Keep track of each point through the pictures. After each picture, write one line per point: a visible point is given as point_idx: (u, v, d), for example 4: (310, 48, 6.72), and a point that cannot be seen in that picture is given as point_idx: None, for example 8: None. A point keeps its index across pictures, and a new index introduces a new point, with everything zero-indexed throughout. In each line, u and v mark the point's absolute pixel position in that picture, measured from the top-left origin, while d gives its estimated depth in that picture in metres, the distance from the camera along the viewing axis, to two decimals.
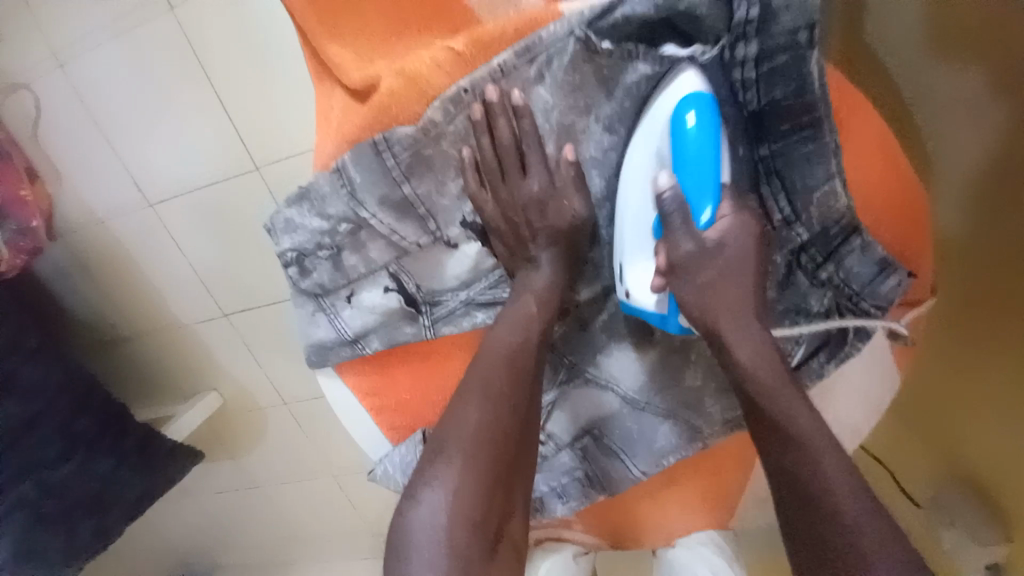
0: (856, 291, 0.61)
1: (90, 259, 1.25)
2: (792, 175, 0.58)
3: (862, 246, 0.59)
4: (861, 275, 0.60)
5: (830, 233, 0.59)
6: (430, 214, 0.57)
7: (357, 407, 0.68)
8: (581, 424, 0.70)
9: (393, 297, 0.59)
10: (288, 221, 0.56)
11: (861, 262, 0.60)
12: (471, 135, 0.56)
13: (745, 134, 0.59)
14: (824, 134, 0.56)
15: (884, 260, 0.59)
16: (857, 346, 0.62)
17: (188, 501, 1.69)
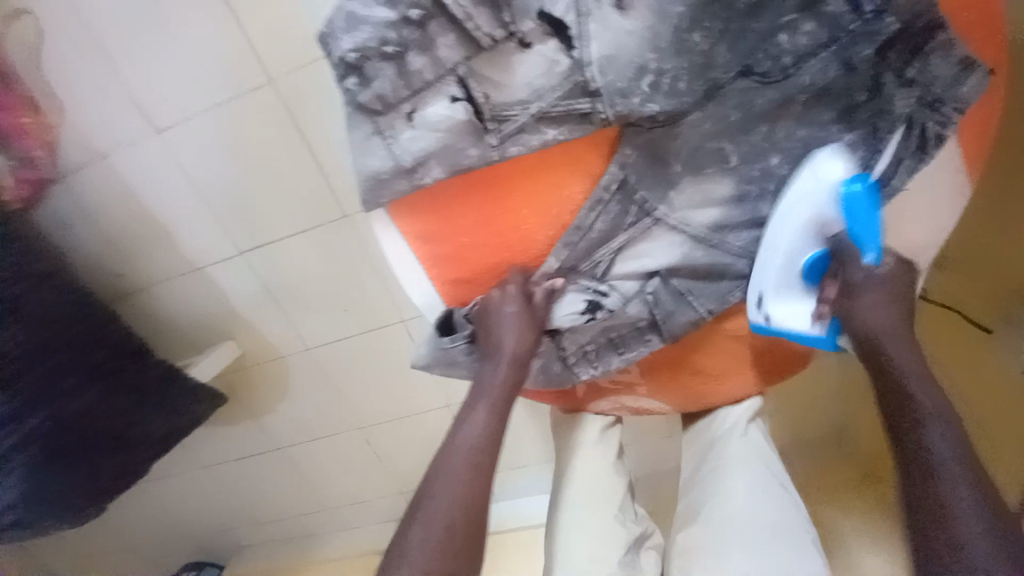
0: (938, 96, 0.52)
1: (98, 201, 1.18)
2: None
3: (945, 43, 0.51)
4: (942, 77, 0.52)
5: (915, 28, 0.51)
6: (505, 3, 0.50)
7: (411, 258, 0.65)
8: (649, 269, 0.64)
9: (461, 107, 0.54)
10: (349, 17, 0.52)
11: (943, 62, 0.51)
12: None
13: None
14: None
15: (968, 57, 0.51)
16: (930, 157, 0.54)
17: (197, 478, 1.57)
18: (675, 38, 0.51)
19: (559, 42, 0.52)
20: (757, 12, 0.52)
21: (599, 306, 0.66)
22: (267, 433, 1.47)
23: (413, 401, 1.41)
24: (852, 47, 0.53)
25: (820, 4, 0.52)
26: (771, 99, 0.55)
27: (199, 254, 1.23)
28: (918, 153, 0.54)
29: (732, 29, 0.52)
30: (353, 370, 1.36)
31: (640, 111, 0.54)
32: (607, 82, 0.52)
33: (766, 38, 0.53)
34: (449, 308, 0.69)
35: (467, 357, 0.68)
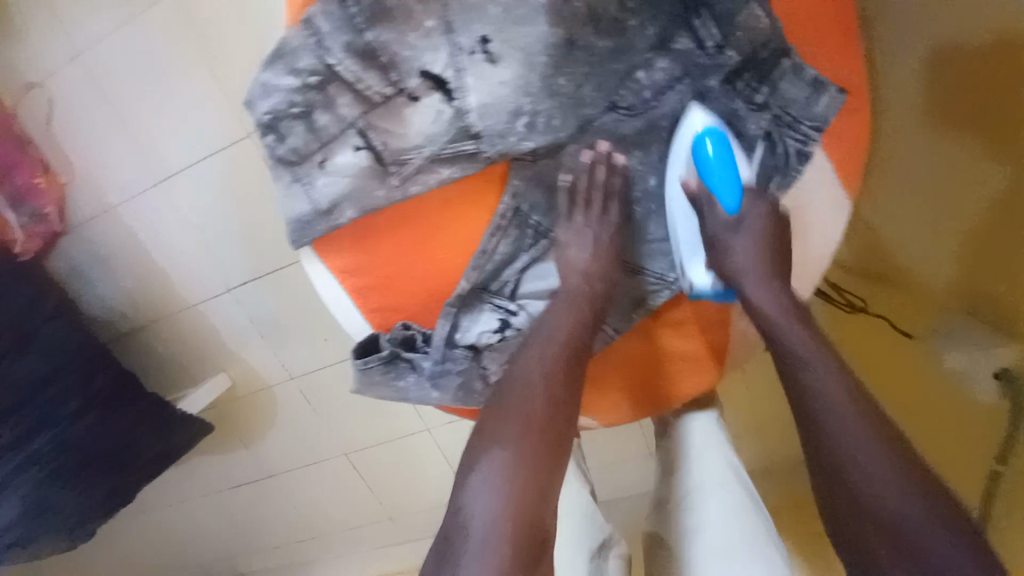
0: (794, 115, 0.57)
1: (100, 249, 1.29)
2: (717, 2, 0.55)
3: (792, 68, 0.55)
4: (796, 99, 0.56)
5: (761, 56, 0.56)
6: (391, 65, 0.58)
7: (339, 289, 0.71)
8: (548, 289, 0.71)
9: (363, 155, 0.62)
10: (264, 85, 0.60)
11: (794, 85, 0.56)
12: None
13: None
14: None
15: (817, 78, 0.55)
16: (797, 171, 0.59)
17: (196, 508, 1.61)
18: (544, 84, 0.57)
19: (442, 95, 0.59)
20: (612, 56, 0.57)
21: (510, 325, 0.71)
22: (261, 459, 1.53)
23: (398, 423, 1.44)
24: (703, 78, 0.58)
25: (669, 43, 0.57)
26: (639, 127, 0.62)
27: (190, 293, 1.32)
28: (782, 166, 0.59)
29: (596, 71, 0.57)
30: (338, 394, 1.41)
31: (519, 148, 0.60)
32: (486, 125, 0.59)
33: (626, 76, 0.58)
34: (376, 332, 0.73)
35: (385, 377, 0.71)
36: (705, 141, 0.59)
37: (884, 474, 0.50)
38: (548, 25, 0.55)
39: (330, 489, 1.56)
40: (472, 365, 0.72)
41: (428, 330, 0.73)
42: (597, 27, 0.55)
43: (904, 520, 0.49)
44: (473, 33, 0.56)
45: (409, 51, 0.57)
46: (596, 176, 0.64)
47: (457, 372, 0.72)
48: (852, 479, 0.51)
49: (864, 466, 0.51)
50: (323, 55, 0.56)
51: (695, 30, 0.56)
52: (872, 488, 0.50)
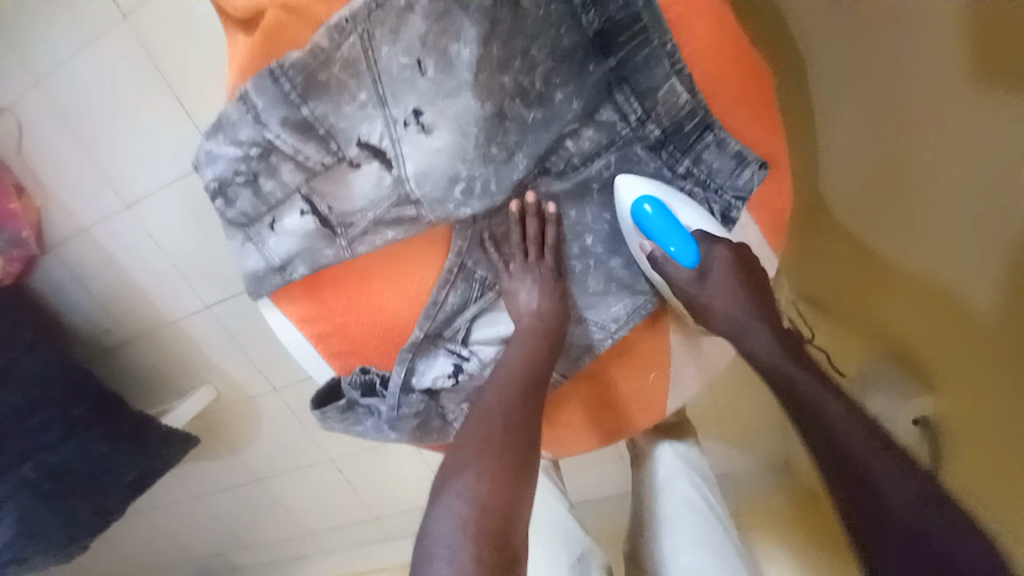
0: (717, 184, 0.58)
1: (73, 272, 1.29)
2: (638, 80, 0.56)
3: (715, 141, 0.56)
4: (721, 169, 0.57)
5: (686, 128, 0.57)
6: (331, 136, 0.59)
7: (300, 337, 0.74)
8: (500, 335, 0.72)
9: (309, 219, 0.64)
10: (210, 154, 0.62)
11: (718, 157, 0.57)
12: (365, 56, 0.56)
13: (593, 51, 0.56)
14: (652, 35, 0.53)
15: (740, 151, 0.56)
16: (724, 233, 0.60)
17: (190, 506, 1.66)
18: (478, 152, 0.59)
19: (381, 163, 0.61)
20: (542, 127, 0.59)
21: (462, 371, 0.72)
22: (247, 466, 1.57)
23: None
24: (630, 147, 0.60)
25: (595, 116, 0.59)
26: (569, 189, 0.64)
27: (173, 309, 1.29)
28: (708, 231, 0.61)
29: (528, 140, 0.59)
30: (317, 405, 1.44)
31: (459, 213, 0.63)
32: (425, 192, 0.61)
33: (557, 145, 0.60)
34: (337, 375, 0.75)
35: (343, 422, 0.73)
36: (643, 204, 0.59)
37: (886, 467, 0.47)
38: (476, 99, 0.56)
39: (316, 491, 1.61)
40: (430, 409, 0.73)
41: (386, 372, 0.74)
42: (528, 101, 0.57)
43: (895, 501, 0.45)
44: (405, 106, 0.58)
45: (345, 123, 0.59)
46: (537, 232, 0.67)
47: (413, 415, 0.72)
48: (857, 473, 0.48)
49: (865, 459, 0.48)
50: (262, 130, 0.58)
51: (619, 104, 0.58)
52: (874, 483, 0.47)
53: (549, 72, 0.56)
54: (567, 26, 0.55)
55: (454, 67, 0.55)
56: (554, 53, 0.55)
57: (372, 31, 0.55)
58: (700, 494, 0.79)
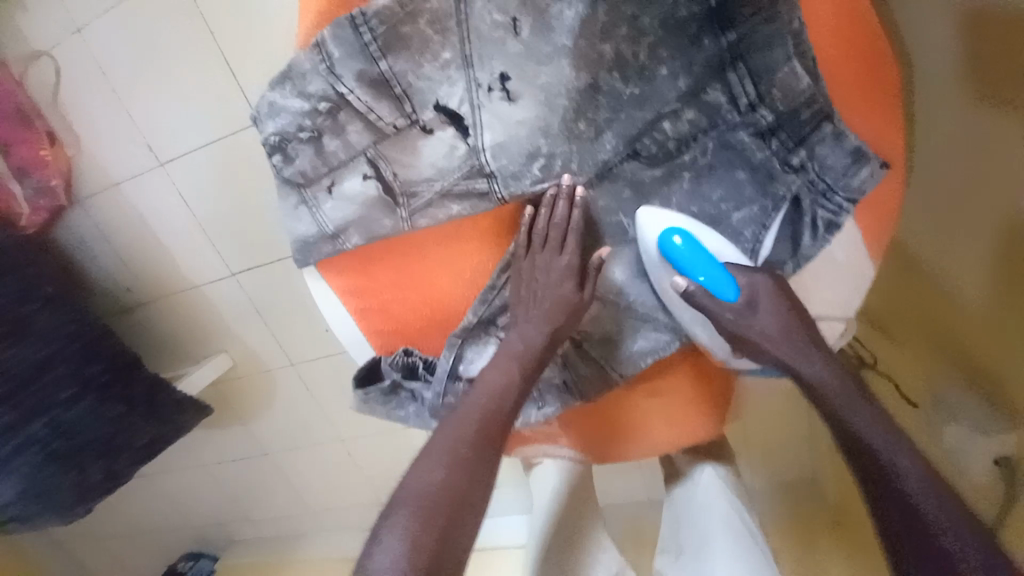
0: (829, 183, 0.55)
1: (93, 230, 1.23)
2: (755, 59, 0.53)
3: (833, 133, 0.53)
4: (834, 167, 0.54)
5: (801, 116, 0.54)
6: (406, 96, 0.55)
7: (343, 312, 0.69)
8: None
9: (371, 184, 0.60)
10: (272, 105, 0.57)
11: (833, 152, 0.54)
12: (455, 12, 0.53)
13: (709, 24, 0.53)
14: (781, 13, 0.51)
15: (859, 148, 0.53)
16: (826, 240, 0.57)
17: (195, 474, 1.62)
18: (564, 127, 0.56)
19: (456, 130, 0.57)
20: (637, 104, 0.56)
21: None
22: (257, 439, 1.53)
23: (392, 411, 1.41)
24: (733, 133, 0.57)
25: (699, 96, 0.56)
26: (657, 177, 0.60)
27: (194, 273, 1.25)
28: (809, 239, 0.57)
29: (619, 118, 0.57)
30: (333, 382, 1.37)
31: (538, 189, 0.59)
32: (500, 166, 0.57)
33: (652, 124, 0.57)
34: (377, 355, 0.71)
35: (384, 406, 0.69)
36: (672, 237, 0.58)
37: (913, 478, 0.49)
38: (571, 69, 0.54)
39: (323, 471, 1.56)
40: None
41: (430, 356, 0.70)
42: (625, 74, 0.55)
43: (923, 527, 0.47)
44: (491, 70, 0.54)
45: (422, 81, 0.55)
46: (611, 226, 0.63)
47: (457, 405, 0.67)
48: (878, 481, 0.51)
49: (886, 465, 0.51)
50: (335, 82, 0.54)
51: (730, 84, 0.55)
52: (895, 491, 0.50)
53: (642, 51, 0.54)
54: None
55: (551, 31, 0.53)
56: (665, 22, 0.53)
57: None
58: (736, 514, 0.74)
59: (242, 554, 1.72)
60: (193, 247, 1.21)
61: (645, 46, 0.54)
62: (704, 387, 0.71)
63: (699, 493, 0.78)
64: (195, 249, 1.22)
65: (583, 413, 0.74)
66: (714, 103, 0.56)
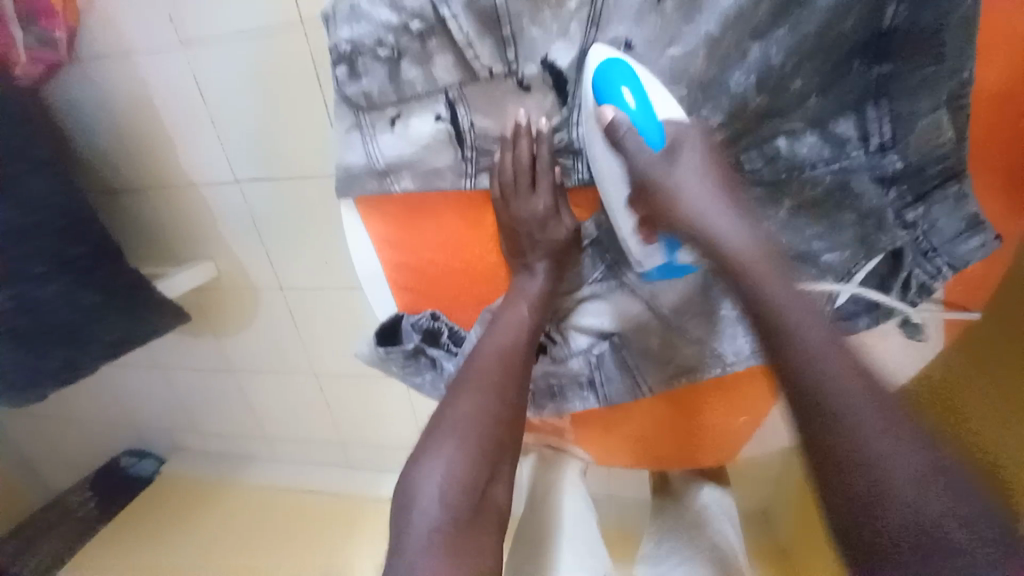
0: (934, 246, 0.50)
1: (89, 94, 1.09)
2: (900, 100, 0.49)
3: (956, 194, 0.48)
4: (943, 230, 0.49)
5: (928, 172, 0.49)
6: (512, 41, 0.50)
7: (374, 258, 0.63)
8: (605, 330, 0.63)
9: (442, 128, 0.53)
10: (353, 9, 0.50)
11: (947, 215, 0.49)
12: None
13: (866, 51, 0.49)
14: (948, 54, 0.45)
15: (977, 215, 0.47)
16: (911, 303, 0.52)
17: (150, 378, 1.51)
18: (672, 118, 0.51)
19: (556, 97, 0.53)
20: (764, 116, 0.52)
21: (547, 351, 0.65)
22: (227, 358, 1.42)
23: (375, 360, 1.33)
24: (856, 175, 0.51)
25: (827, 124, 0.52)
26: (759, 198, 0.53)
27: (196, 170, 1.14)
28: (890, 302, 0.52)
29: (734, 125, 0.52)
30: (321, 317, 1.27)
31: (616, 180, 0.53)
32: (588, 146, 0.53)
33: (765, 139, 0.53)
34: (399, 312, 0.65)
35: (401, 370, 0.64)
36: (621, 83, 0.49)
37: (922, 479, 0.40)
38: (705, 59, 0.49)
39: (288, 403, 1.47)
40: None
41: (457, 326, 0.64)
42: (761, 85, 0.50)
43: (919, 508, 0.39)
44: (615, 35, 0.50)
45: (536, 28, 0.49)
46: None
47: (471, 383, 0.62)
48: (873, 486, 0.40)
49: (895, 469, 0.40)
50: (438, 2, 0.48)
51: (865, 120, 0.51)
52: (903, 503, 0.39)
53: (781, 60, 0.49)
54: (843, 1, 0.46)
55: (700, 14, 0.48)
56: (821, 34, 0.48)
57: None
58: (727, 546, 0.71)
59: (185, 466, 1.63)
60: (200, 139, 1.10)
61: (794, 56, 0.48)
62: (730, 423, 0.68)
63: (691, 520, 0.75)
64: (202, 142, 1.10)
65: (594, 415, 0.71)
66: (835, 137, 0.52)
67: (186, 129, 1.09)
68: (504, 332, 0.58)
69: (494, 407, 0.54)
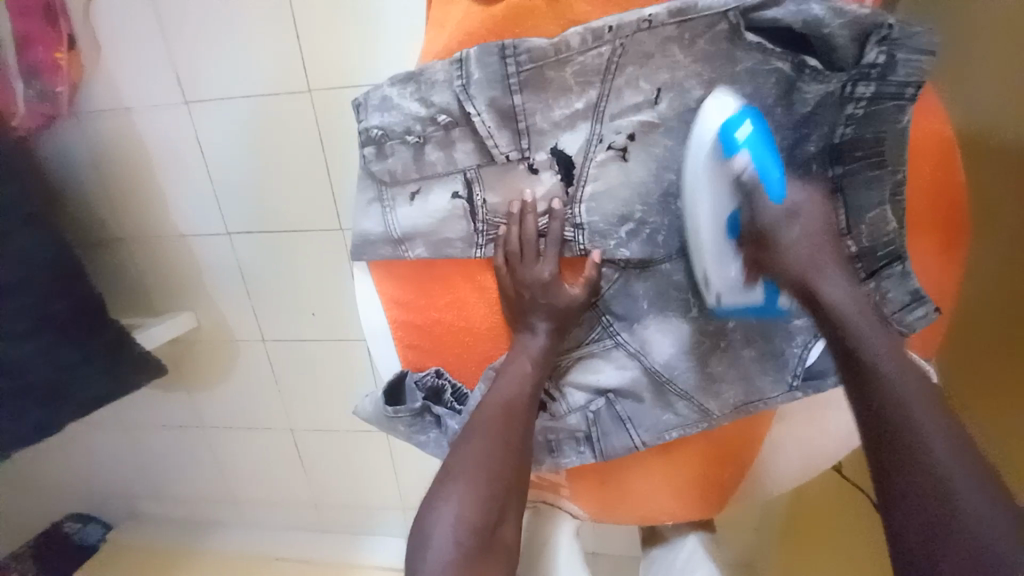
0: (888, 314, 0.54)
1: (89, 147, 1.12)
2: (853, 195, 0.57)
3: (901, 272, 0.56)
4: (894, 300, 0.55)
5: (877, 253, 0.57)
6: (526, 133, 0.57)
7: (384, 318, 0.66)
8: (601, 386, 0.67)
9: (459, 203, 0.59)
10: (384, 100, 0.58)
11: (896, 288, 0.55)
12: (604, 69, 0.55)
13: (822, 155, 0.57)
14: (890, 162, 0.55)
15: (920, 291, 0.54)
16: None
17: (111, 433, 1.43)
18: (663, 199, 0.59)
19: (562, 179, 0.58)
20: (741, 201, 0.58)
21: (546, 409, 0.68)
22: (200, 412, 1.37)
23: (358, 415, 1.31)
24: (819, 250, 0.56)
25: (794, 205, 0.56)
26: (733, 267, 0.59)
27: (187, 222, 1.16)
28: None
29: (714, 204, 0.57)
30: (305, 370, 1.26)
31: (614, 252, 0.60)
32: (592, 222, 0.59)
33: (741, 220, 0.58)
34: (404, 370, 0.68)
35: (406, 429, 0.66)
36: (744, 122, 0.55)
37: (948, 473, 0.44)
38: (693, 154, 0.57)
39: (261, 460, 1.41)
40: None
41: (462, 385, 0.67)
42: None
43: (961, 520, 0.42)
44: (620, 128, 0.56)
45: (547, 123, 0.56)
46: (676, 296, 0.63)
47: None
48: (905, 470, 0.46)
49: (926, 461, 0.45)
50: (464, 99, 0.55)
51: (825, 207, 0.58)
52: (928, 491, 0.44)
53: None
54: (798, 122, 0.57)
55: (688, 115, 0.56)
56: (790, 149, 0.57)
57: (626, 48, 0.54)
58: None
59: (138, 530, 1.52)
60: (198, 194, 1.12)
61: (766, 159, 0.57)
62: (717, 476, 0.72)
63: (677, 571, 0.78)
64: (199, 196, 1.12)
65: (590, 470, 0.74)
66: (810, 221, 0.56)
67: (184, 184, 1.12)
68: (505, 385, 0.60)
69: (502, 456, 0.57)
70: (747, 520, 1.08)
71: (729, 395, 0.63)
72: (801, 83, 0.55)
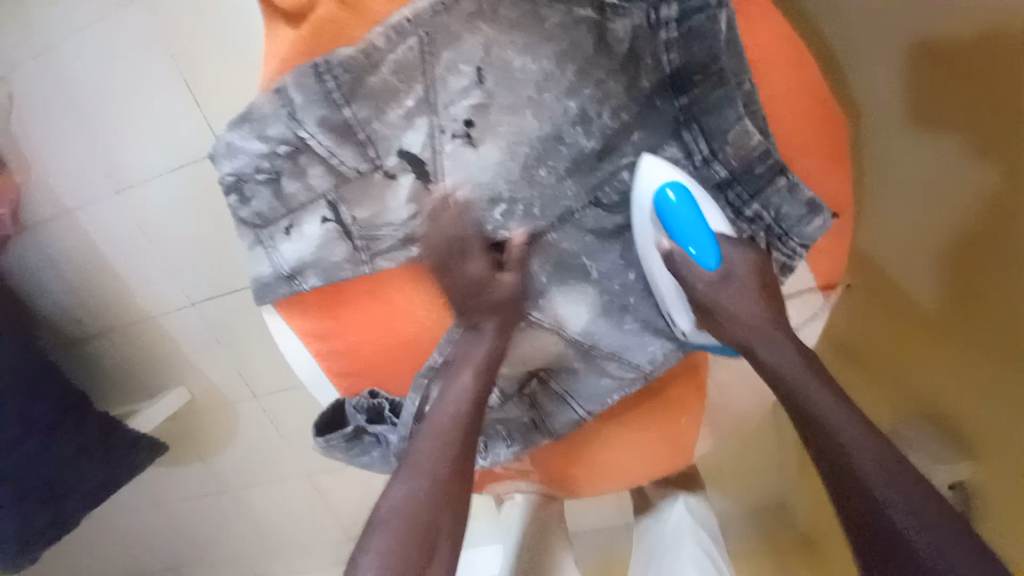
0: (785, 230, 0.56)
1: (42, 260, 1.17)
2: (709, 120, 0.55)
3: (788, 186, 0.55)
4: (790, 215, 0.56)
5: (756, 172, 0.56)
6: (369, 142, 0.58)
7: (305, 354, 0.67)
8: (530, 368, 0.67)
9: (330, 227, 0.60)
10: (230, 146, 0.59)
11: (788, 202, 0.55)
12: (421, 61, 0.55)
13: (664, 90, 0.56)
14: (729, 78, 0.53)
15: (812, 199, 0.55)
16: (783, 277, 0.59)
17: (149, 515, 1.49)
18: (524, 173, 0.58)
19: (418, 177, 0.59)
20: (597, 158, 0.58)
21: None
22: (219, 477, 1.42)
23: None
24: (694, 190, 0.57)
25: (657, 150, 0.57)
26: (619, 225, 0.61)
27: (149, 304, 1.20)
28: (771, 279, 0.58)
29: (579, 171, 0.58)
30: (299, 412, 1.29)
31: (494, 235, 0.60)
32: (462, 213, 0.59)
33: (611, 176, 0.59)
34: (340, 397, 0.69)
35: (350, 452, 0.68)
36: (666, 189, 0.56)
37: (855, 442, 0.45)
38: (535, 120, 0.56)
39: (288, 508, 1.45)
40: None
41: (396, 397, 0.67)
42: (588, 131, 0.56)
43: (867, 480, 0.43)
44: (455, 116, 0.57)
45: (385, 127, 0.57)
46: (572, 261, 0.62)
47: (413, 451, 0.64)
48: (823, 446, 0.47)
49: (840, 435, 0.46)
50: (296, 127, 0.56)
51: (686, 142, 0.57)
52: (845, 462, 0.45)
53: (595, 110, 0.56)
54: (623, 63, 0.55)
55: (516, 82, 0.55)
56: (628, 91, 0.55)
57: (433, 36, 0.55)
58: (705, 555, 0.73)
59: None
60: (148, 275, 1.16)
61: (610, 108, 0.56)
62: (681, 427, 0.71)
63: (670, 535, 0.77)
64: (150, 277, 1.16)
65: (554, 449, 0.74)
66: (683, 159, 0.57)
67: (133, 269, 1.16)
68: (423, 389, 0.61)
69: None
70: (760, 456, 1.04)
71: (654, 347, 0.62)
72: (610, 23, 0.54)
